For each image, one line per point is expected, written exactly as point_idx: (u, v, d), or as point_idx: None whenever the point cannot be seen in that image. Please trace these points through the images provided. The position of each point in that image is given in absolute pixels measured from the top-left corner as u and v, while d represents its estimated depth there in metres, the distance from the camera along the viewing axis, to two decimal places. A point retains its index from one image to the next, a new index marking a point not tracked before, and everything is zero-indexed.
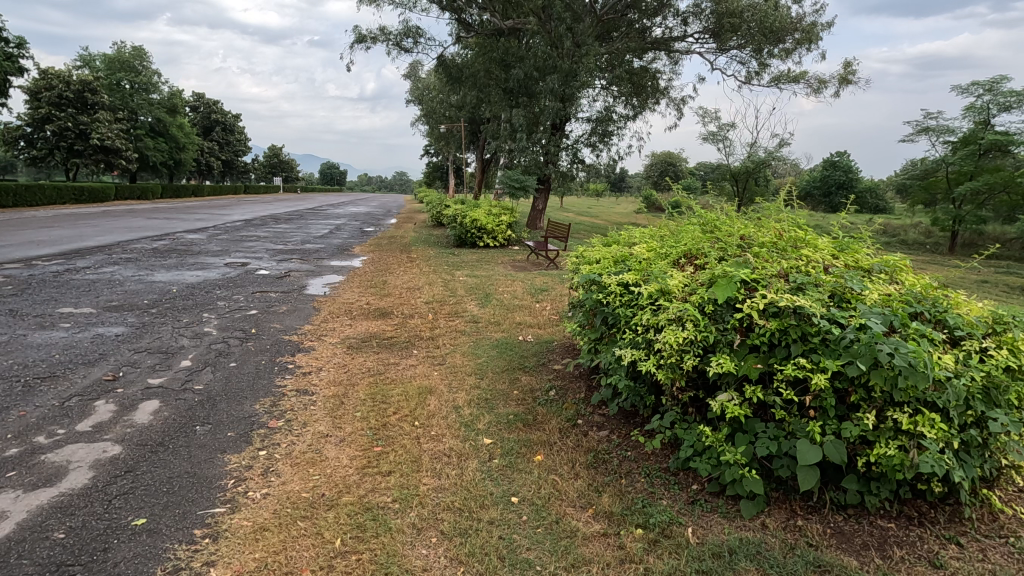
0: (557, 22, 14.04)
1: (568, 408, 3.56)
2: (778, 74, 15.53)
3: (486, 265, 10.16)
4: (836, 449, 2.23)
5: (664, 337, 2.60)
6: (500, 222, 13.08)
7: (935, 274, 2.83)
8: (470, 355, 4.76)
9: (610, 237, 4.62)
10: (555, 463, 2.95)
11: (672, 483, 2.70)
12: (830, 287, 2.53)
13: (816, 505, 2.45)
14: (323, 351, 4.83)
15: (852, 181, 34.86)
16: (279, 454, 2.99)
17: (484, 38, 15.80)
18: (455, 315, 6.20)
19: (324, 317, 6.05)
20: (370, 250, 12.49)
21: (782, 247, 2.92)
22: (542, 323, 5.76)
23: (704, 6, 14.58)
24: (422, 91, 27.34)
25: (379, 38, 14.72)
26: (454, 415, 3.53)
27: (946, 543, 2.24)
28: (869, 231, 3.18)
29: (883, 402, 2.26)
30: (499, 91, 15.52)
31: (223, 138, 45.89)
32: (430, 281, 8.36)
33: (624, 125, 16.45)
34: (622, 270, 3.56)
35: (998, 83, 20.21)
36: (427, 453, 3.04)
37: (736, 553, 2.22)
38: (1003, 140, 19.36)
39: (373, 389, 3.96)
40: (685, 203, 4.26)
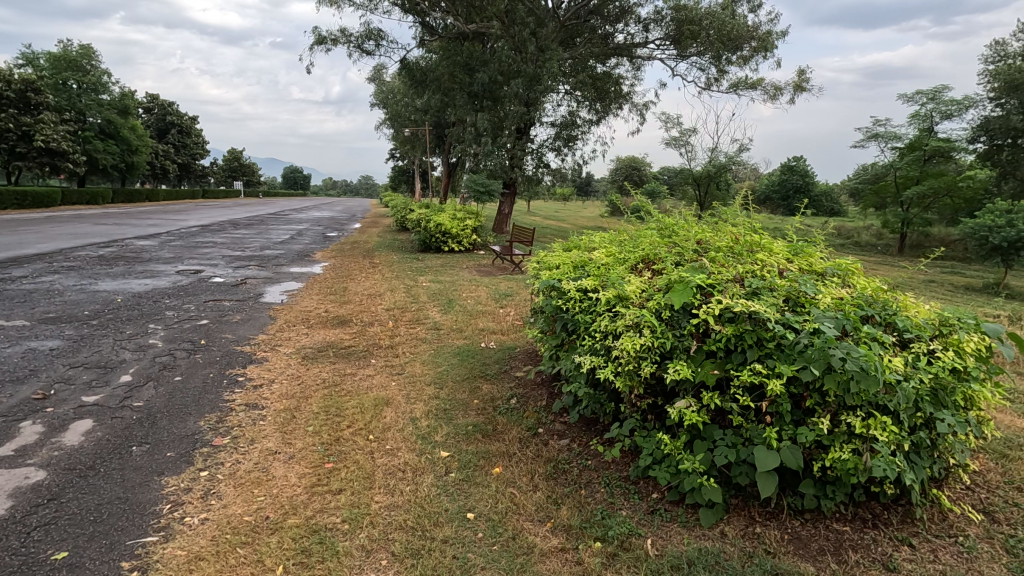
0: (521, 26, 14.05)
1: (529, 417, 3.49)
2: (736, 81, 15.87)
3: (451, 270, 10.02)
4: (792, 454, 2.21)
5: (622, 343, 2.57)
6: (465, 227, 12.97)
7: (884, 277, 2.87)
8: (430, 363, 4.64)
9: (572, 241, 4.58)
10: (514, 475, 2.87)
11: (633, 492, 2.65)
12: (784, 292, 2.53)
13: (774, 511, 2.44)
14: (276, 363, 4.63)
15: (808, 186, 36.05)
16: (222, 474, 2.82)
17: (448, 41, 15.67)
18: (415, 322, 6.06)
19: (279, 326, 5.82)
20: (331, 255, 12.20)
21: (737, 251, 2.93)
22: (505, 328, 5.69)
23: (665, 12, 14.87)
24: (386, 95, 27.06)
25: (339, 40, 14.41)
26: (411, 427, 3.42)
27: (899, 545, 2.25)
28: (824, 234, 3.22)
29: (837, 406, 2.26)
30: (463, 95, 15.45)
31: (179, 140, 44.44)
32: (391, 287, 8.20)
33: (588, 129, 16.56)
34: (581, 275, 3.51)
35: (940, 92, 21.25)
36: (380, 469, 2.92)
37: (695, 564, 2.18)
38: (945, 146, 20.42)
39: (327, 401, 3.80)
40: (645, 208, 4.25)
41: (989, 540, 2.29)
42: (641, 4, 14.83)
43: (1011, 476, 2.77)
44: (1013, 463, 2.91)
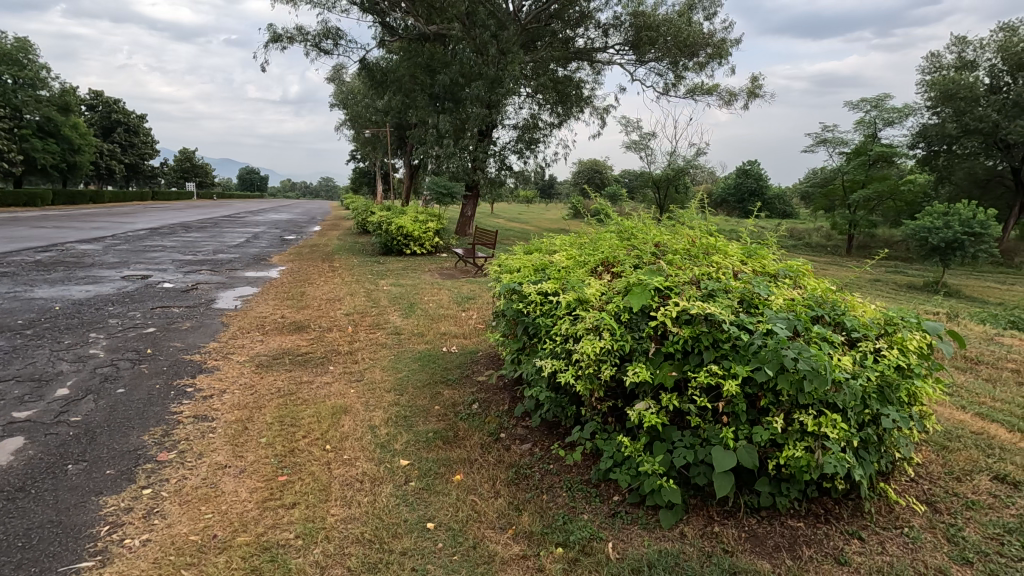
0: (482, 29, 14.03)
1: (490, 422, 3.45)
2: (693, 86, 16.25)
3: (413, 273, 9.90)
4: (747, 453, 2.25)
5: (582, 347, 2.56)
6: (427, 230, 12.84)
7: (832, 278, 2.96)
8: (390, 369, 4.55)
9: (533, 244, 4.57)
10: (476, 482, 2.83)
11: (594, 496, 2.65)
12: (738, 294, 2.57)
13: (731, 510, 2.47)
14: (228, 372, 4.45)
15: (762, 189, 37.33)
16: (167, 491, 2.68)
17: (409, 42, 15.33)
18: (375, 327, 5.94)
19: (232, 333, 5.60)
20: (289, 259, 11.88)
21: (693, 254, 2.98)
22: (468, 332, 5.63)
23: (624, 18, 15.10)
24: (346, 96, 26.56)
25: (296, 38, 14.05)
26: (370, 435, 3.34)
27: (849, 539, 2.32)
28: (776, 236, 3.30)
29: (790, 405, 2.31)
30: (425, 97, 15.31)
31: (127, 139, 42.55)
32: (352, 291, 8.03)
33: (550, 132, 16.67)
34: (542, 278, 3.49)
35: (882, 100, 22.33)
36: (337, 480, 2.83)
37: (655, 567, 2.19)
38: (888, 151, 21.45)
39: (281, 411, 3.67)
40: (605, 211, 4.27)
41: (932, 529, 2.39)
42: (601, 9, 15.01)
43: (951, 467, 2.91)
44: (952, 454, 3.06)
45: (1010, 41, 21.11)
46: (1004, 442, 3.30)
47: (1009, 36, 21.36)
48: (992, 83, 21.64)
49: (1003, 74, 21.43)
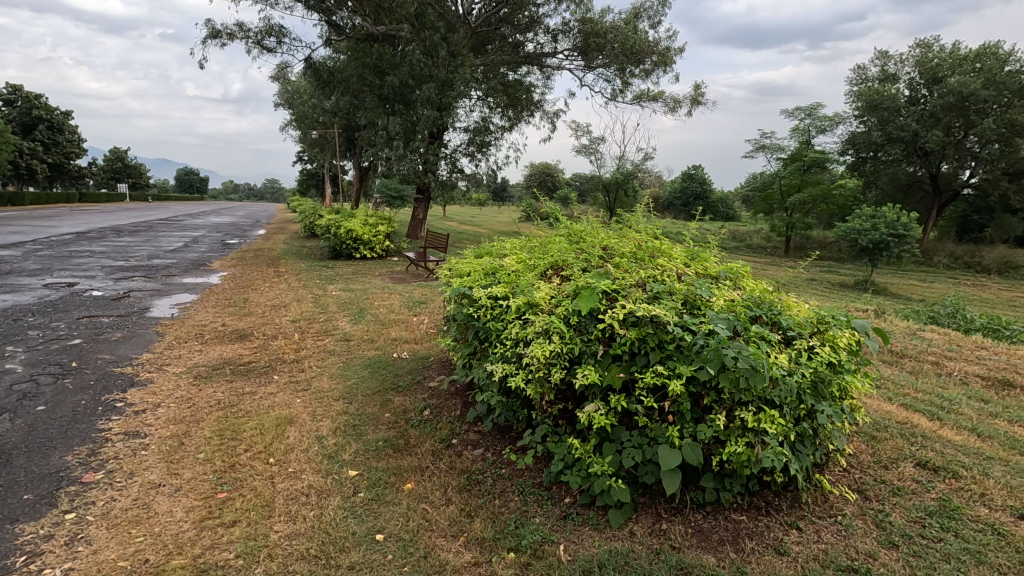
0: (432, 31, 13.93)
1: (442, 428, 3.41)
2: (639, 93, 16.67)
3: (362, 278, 9.71)
4: (692, 451, 2.31)
5: (532, 351, 2.57)
6: (378, 233, 12.61)
7: (770, 279, 3.09)
8: (338, 377, 4.42)
9: (484, 247, 4.55)
10: (427, 490, 2.79)
11: (546, 498, 2.66)
12: (682, 295, 2.64)
13: (678, 507, 2.53)
14: (163, 384, 4.21)
15: (706, 193, 38.77)
16: (93, 514, 2.50)
17: (357, 42, 14.97)
18: (323, 334, 5.77)
19: (168, 343, 5.32)
20: (231, 264, 11.39)
21: (640, 256, 3.05)
22: (419, 337, 5.55)
23: (572, 24, 15.34)
24: (292, 96, 25.79)
25: (236, 35, 13.52)
26: (317, 447, 3.23)
27: (788, 529, 2.42)
28: (717, 238, 3.41)
29: (731, 402, 2.39)
30: (373, 98, 15.05)
31: (50, 137, 39.82)
32: (298, 296, 7.79)
33: (500, 135, 16.71)
34: (492, 282, 3.48)
35: (815, 109, 23.61)
36: (281, 494, 2.72)
37: (605, 567, 2.21)
38: (821, 157, 22.68)
39: (221, 424, 3.50)
40: (555, 214, 4.31)
41: (863, 516, 2.52)
42: (550, 15, 15.18)
43: (879, 456, 3.09)
44: (880, 443, 3.25)
45: (927, 56, 22.74)
46: (926, 430, 3.54)
47: (925, 51, 23.02)
48: (911, 95, 23.23)
49: (921, 87, 23.04)
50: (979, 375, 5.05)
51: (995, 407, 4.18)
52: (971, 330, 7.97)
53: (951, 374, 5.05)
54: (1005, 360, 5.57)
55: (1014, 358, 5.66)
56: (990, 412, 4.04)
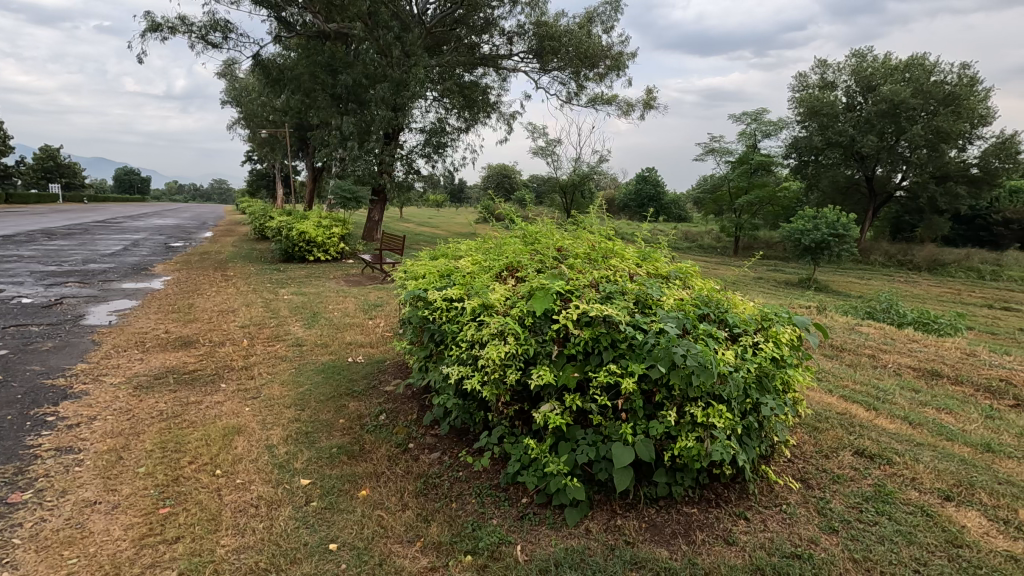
0: (385, 30, 13.74)
1: (398, 433, 3.36)
2: (594, 96, 16.95)
3: (316, 281, 9.48)
4: (645, 447, 2.36)
5: (487, 353, 2.56)
6: (332, 235, 12.34)
7: (717, 279, 3.19)
8: (290, 384, 4.29)
9: (439, 249, 4.52)
10: (382, 496, 2.74)
11: (503, 500, 2.66)
12: (634, 295, 2.70)
13: (632, 502, 2.59)
14: (100, 396, 3.97)
15: (659, 195, 39.81)
16: (19, 538, 2.34)
17: (308, 40, 14.60)
18: (274, 340, 5.59)
19: (105, 353, 5.04)
20: (175, 268, 10.89)
21: (594, 258, 3.09)
22: (375, 341, 5.46)
23: (527, 27, 15.45)
24: (240, 93, 24.98)
25: (178, 29, 12.95)
26: (267, 456, 3.13)
27: (737, 519, 2.50)
28: (667, 239, 3.50)
29: (682, 398, 2.45)
30: (326, 97, 14.69)
31: None
32: (247, 301, 7.53)
33: (457, 136, 16.64)
34: (447, 284, 3.45)
35: (760, 114, 24.59)
36: (228, 507, 2.63)
37: (562, 565, 2.23)
38: (766, 161, 23.65)
39: (164, 436, 3.34)
40: (510, 216, 4.31)
41: (806, 504, 2.64)
42: (505, 17, 15.25)
43: (821, 446, 3.24)
44: (821, 434, 3.41)
45: (861, 65, 24.04)
46: (863, 420, 3.74)
47: (860, 61, 24.32)
48: (848, 102, 24.50)
49: (856, 94, 24.34)
50: (910, 366, 5.38)
51: (925, 396, 4.46)
52: (904, 324, 8.46)
53: (886, 366, 5.36)
54: (934, 351, 5.94)
55: (941, 349, 6.04)
56: (921, 401, 4.31)
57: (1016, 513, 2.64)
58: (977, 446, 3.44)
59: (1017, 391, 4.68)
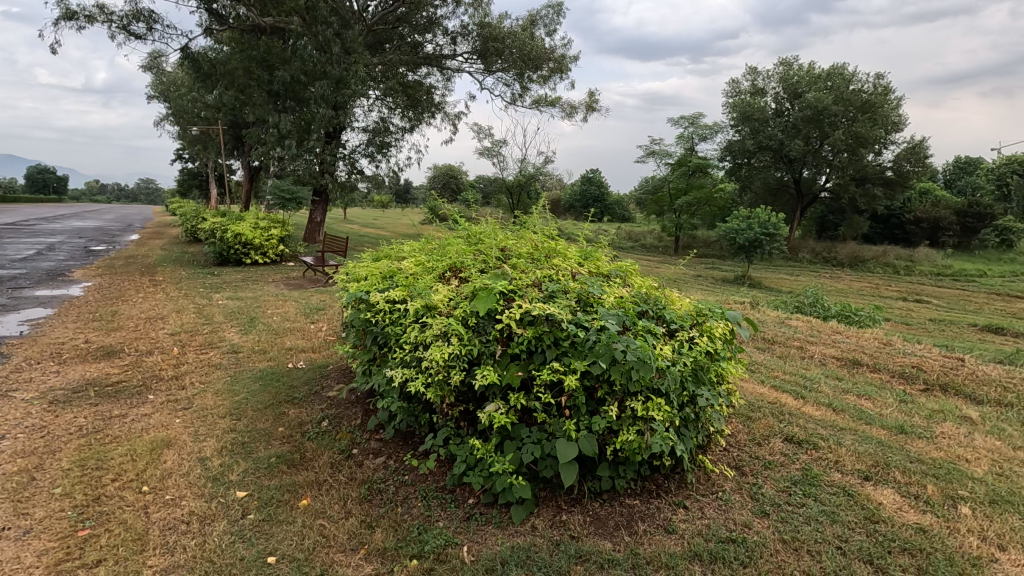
0: (324, 25, 13.34)
1: (341, 439, 3.27)
2: (538, 98, 17.10)
3: (254, 285, 9.11)
4: (588, 442, 2.40)
5: (431, 355, 2.54)
6: (270, 237, 11.87)
7: (655, 277, 3.30)
8: (225, 393, 4.10)
9: (381, 250, 4.45)
10: (324, 504, 2.67)
11: (450, 501, 2.65)
12: (575, 293, 2.75)
13: (576, 497, 2.64)
14: (8, 414, 3.65)
15: (603, 196, 40.73)
16: None
17: (241, 33, 13.98)
18: (207, 347, 5.31)
19: (14, 366, 4.63)
20: (96, 273, 10.17)
21: (537, 257, 3.12)
22: (316, 345, 5.31)
23: (471, 27, 15.43)
24: (169, 88, 23.68)
25: (97, 18, 12.11)
26: (200, 469, 2.97)
27: (676, 508, 2.59)
28: (609, 238, 3.57)
29: (622, 393, 2.51)
30: (262, 93, 14.12)
31: None
32: (178, 307, 7.13)
33: (401, 136, 16.40)
34: (390, 286, 3.40)
35: (697, 118, 25.58)
36: (156, 525, 2.49)
37: (508, 563, 2.25)
38: (703, 163, 24.61)
39: (83, 454, 3.11)
40: (453, 216, 4.27)
41: (740, 490, 2.77)
42: (448, 17, 15.16)
43: (753, 434, 3.41)
44: (755, 423, 3.58)
45: (788, 73, 25.43)
46: (792, 408, 3.96)
47: (787, 69, 25.71)
48: (777, 107, 25.85)
49: (784, 100, 25.73)
50: (835, 356, 5.74)
51: (847, 384, 4.78)
52: (828, 317, 9.02)
53: (813, 357, 5.70)
54: (855, 342, 6.37)
55: (862, 340, 6.48)
56: (844, 388, 4.61)
57: (924, 488, 2.87)
58: (891, 429, 3.71)
59: (925, 376, 5.10)
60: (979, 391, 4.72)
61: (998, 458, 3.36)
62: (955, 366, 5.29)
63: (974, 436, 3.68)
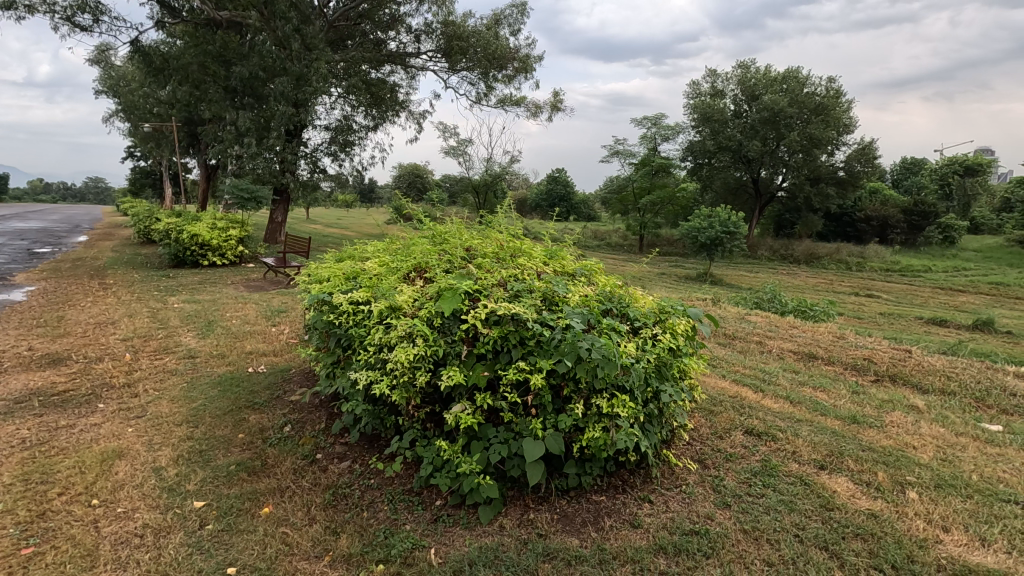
0: (283, 21, 13.03)
1: (304, 444, 3.20)
2: (503, 97, 17.09)
3: (211, 287, 8.82)
4: (554, 441, 2.41)
5: (395, 356, 2.50)
6: (228, 238, 11.51)
7: (620, 275, 3.34)
8: (181, 400, 3.95)
9: (345, 251, 4.38)
10: (287, 512, 2.61)
11: (417, 504, 2.62)
12: (541, 292, 2.76)
13: (544, 495, 2.65)
14: None
15: (569, 195, 41.07)
16: None
17: (195, 27, 13.53)
18: (162, 352, 5.11)
19: None
20: (41, 277, 9.66)
21: (502, 257, 3.12)
22: (278, 349, 5.17)
23: (434, 26, 15.32)
24: (118, 83, 22.71)
25: (38, 8, 11.51)
26: (154, 480, 2.86)
27: (641, 503, 2.64)
28: (573, 238, 3.60)
29: (588, 391, 2.53)
30: (218, 89, 13.69)
31: None
32: (130, 311, 6.84)
33: (365, 135, 16.16)
34: (353, 287, 3.35)
35: (659, 118, 26.04)
36: (107, 540, 2.38)
37: (476, 563, 2.24)
38: (666, 163, 25.09)
39: (26, 468, 2.95)
40: (418, 217, 4.23)
41: (702, 483, 2.83)
42: (411, 15, 15.03)
43: (715, 427, 3.49)
44: (716, 416, 3.68)
45: (746, 76, 26.16)
46: (752, 401, 4.08)
47: (745, 72, 26.43)
48: (735, 109, 26.56)
49: (742, 102, 26.46)
50: (791, 350, 5.94)
51: (804, 376, 4.96)
52: (786, 312, 9.32)
53: (771, 351, 5.89)
54: (810, 336, 6.60)
55: (817, 334, 6.72)
56: (800, 380, 4.79)
57: (875, 475, 2.99)
58: (845, 419, 3.87)
59: (876, 367, 5.33)
60: (926, 380, 4.96)
61: (942, 445, 3.54)
62: (903, 358, 5.54)
63: (921, 424, 3.87)
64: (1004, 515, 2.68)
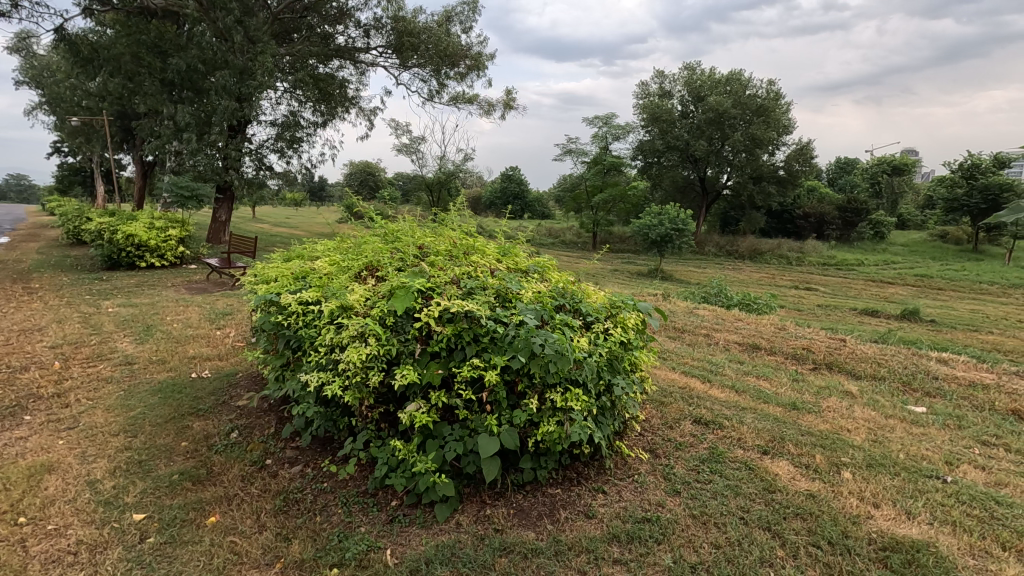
0: (224, 12, 12.54)
1: (253, 450, 3.10)
2: (455, 95, 16.97)
3: (150, 290, 8.38)
4: (510, 435, 2.43)
5: (348, 356, 2.46)
6: (168, 238, 10.97)
7: (572, 271, 3.39)
8: (117, 409, 3.74)
9: (293, 250, 4.26)
10: (235, 520, 2.52)
11: (372, 505, 2.59)
12: (494, 289, 2.77)
13: (500, 491, 2.66)
14: None
15: (522, 193, 41.24)
16: None
17: (128, 16, 12.82)
18: (96, 360, 4.82)
19: None
20: None
21: (454, 254, 3.12)
22: (223, 353, 4.97)
23: (384, 21, 15.02)
24: (42, 73, 21.22)
25: None
26: (89, 494, 2.71)
27: (595, 494, 2.69)
28: (526, 235, 3.62)
29: (542, 386, 2.56)
30: (154, 82, 13.02)
31: None
32: (59, 317, 6.42)
33: (313, 131, 15.72)
34: (302, 287, 3.26)
35: (609, 118, 26.49)
36: (36, 560, 2.24)
37: (433, 562, 2.23)
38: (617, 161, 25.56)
39: None
40: (369, 215, 4.15)
41: (654, 472, 2.91)
42: (360, 9, 14.69)
43: (666, 418, 3.60)
44: (667, 407, 3.79)
45: (692, 78, 26.99)
46: (699, 391, 4.23)
47: (691, 74, 27.27)
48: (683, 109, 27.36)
49: (689, 103, 27.28)
50: (737, 341, 6.19)
51: (748, 366, 5.19)
52: (732, 305, 9.70)
53: (718, 343, 6.11)
54: (754, 328, 6.90)
55: (760, 325, 7.03)
56: (745, 370, 5.00)
57: (813, 458, 3.16)
58: (786, 406, 4.06)
59: (814, 356, 5.62)
60: (858, 367, 5.27)
61: (873, 427, 3.77)
62: (838, 347, 5.86)
63: (854, 408, 4.12)
64: (927, 489, 2.89)
